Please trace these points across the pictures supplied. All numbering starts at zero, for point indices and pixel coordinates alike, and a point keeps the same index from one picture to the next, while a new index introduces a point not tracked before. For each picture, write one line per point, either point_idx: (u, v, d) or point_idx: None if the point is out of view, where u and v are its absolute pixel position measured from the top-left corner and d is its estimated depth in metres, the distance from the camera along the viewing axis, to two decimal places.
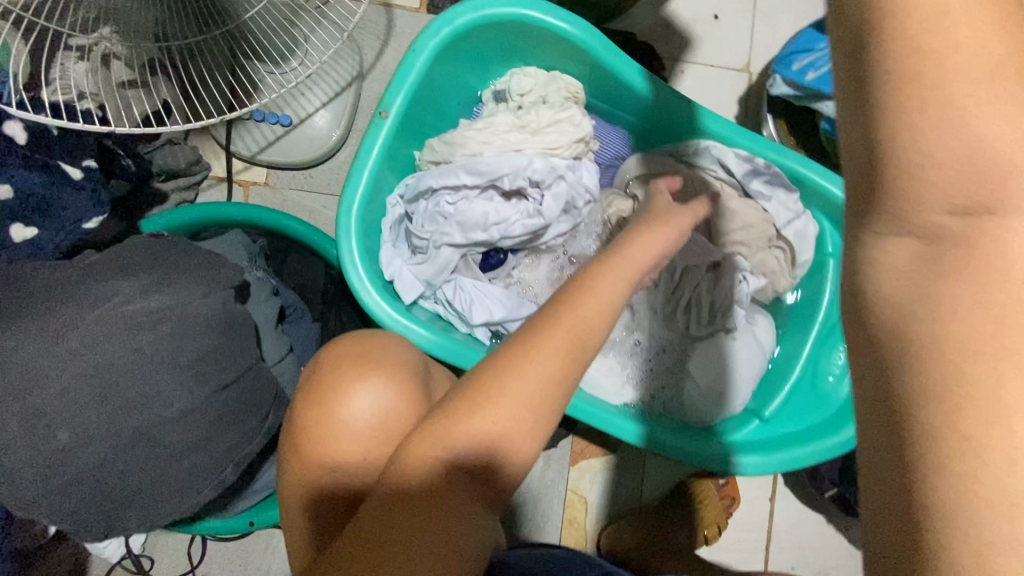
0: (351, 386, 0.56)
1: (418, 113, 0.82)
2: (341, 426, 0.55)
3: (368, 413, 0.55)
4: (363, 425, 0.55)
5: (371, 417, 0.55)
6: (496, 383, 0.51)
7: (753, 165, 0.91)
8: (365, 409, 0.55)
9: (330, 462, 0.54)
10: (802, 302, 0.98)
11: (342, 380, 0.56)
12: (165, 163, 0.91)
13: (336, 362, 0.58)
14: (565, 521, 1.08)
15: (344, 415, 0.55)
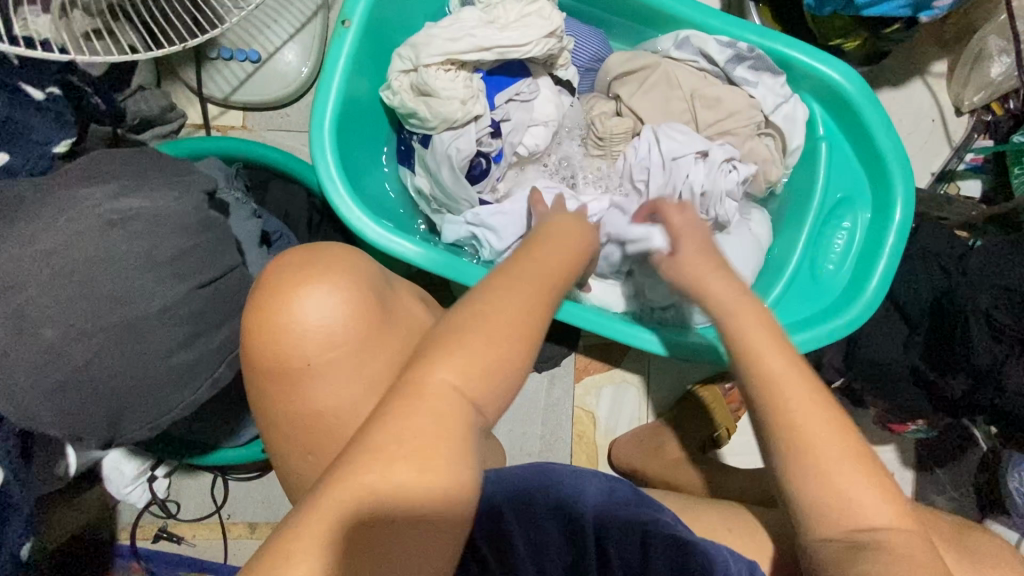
0: (297, 298, 0.54)
1: (385, 23, 0.80)
2: (295, 336, 0.54)
3: (321, 320, 0.55)
4: (316, 332, 0.54)
5: (330, 317, 0.55)
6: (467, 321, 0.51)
7: (736, 49, 0.87)
8: (315, 317, 0.54)
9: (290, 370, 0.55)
10: (798, 192, 0.95)
11: (286, 297, 0.55)
12: (139, 110, 0.90)
13: (279, 275, 0.56)
14: (574, 438, 1.09)
15: (303, 314, 0.54)
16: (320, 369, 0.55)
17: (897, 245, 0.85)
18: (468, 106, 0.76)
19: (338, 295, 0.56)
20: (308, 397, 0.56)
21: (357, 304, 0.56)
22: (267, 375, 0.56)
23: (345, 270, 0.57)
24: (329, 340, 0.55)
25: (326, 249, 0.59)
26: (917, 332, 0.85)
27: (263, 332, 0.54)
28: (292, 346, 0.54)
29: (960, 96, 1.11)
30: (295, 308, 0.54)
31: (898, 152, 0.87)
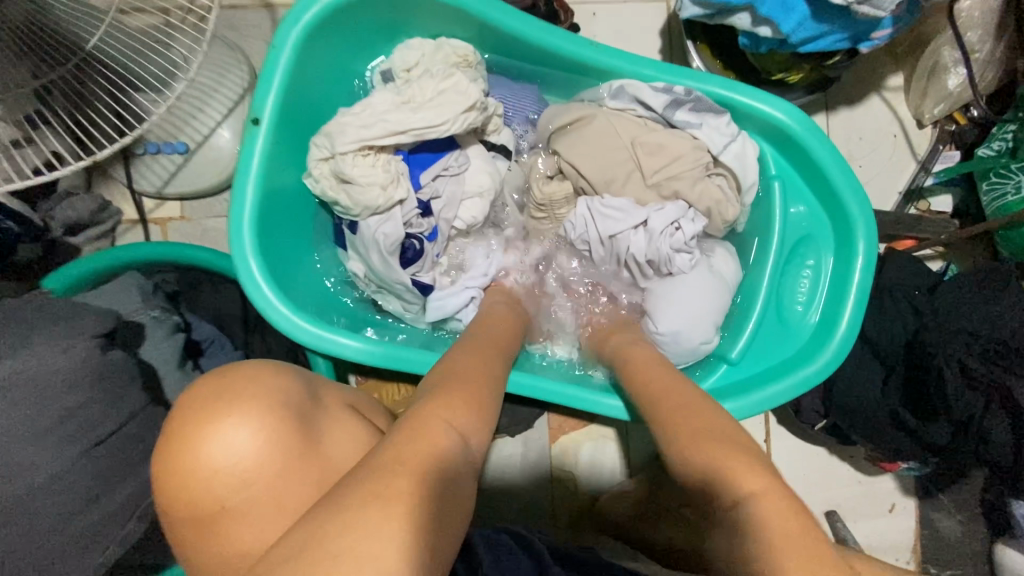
0: (208, 436, 0.47)
1: (300, 109, 0.77)
2: (210, 478, 0.47)
3: (240, 454, 0.48)
4: (236, 471, 0.47)
5: (249, 448, 0.48)
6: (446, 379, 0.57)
7: (672, 94, 0.84)
8: (234, 453, 0.47)
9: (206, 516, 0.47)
10: (756, 230, 0.91)
11: (195, 436, 0.47)
12: (66, 217, 0.87)
13: (185, 411, 0.48)
14: (555, 501, 1.05)
15: (222, 444, 0.47)
16: (245, 506, 0.47)
17: (864, 283, 0.81)
18: (389, 191, 0.73)
19: (258, 423, 0.49)
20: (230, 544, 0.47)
21: (278, 435, 0.50)
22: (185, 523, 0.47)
23: (265, 397, 0.50)
24: (249, 475, 0.48)
25: (241, 368, 0.52)
26: (892, 377, 0.80)
27: (178, 475, 0.46)
28: (209, 485, 0.46)
29: (920, 108, 1.07)
30: (210, 444, 0.47)
31: (852, 184, 0.83)
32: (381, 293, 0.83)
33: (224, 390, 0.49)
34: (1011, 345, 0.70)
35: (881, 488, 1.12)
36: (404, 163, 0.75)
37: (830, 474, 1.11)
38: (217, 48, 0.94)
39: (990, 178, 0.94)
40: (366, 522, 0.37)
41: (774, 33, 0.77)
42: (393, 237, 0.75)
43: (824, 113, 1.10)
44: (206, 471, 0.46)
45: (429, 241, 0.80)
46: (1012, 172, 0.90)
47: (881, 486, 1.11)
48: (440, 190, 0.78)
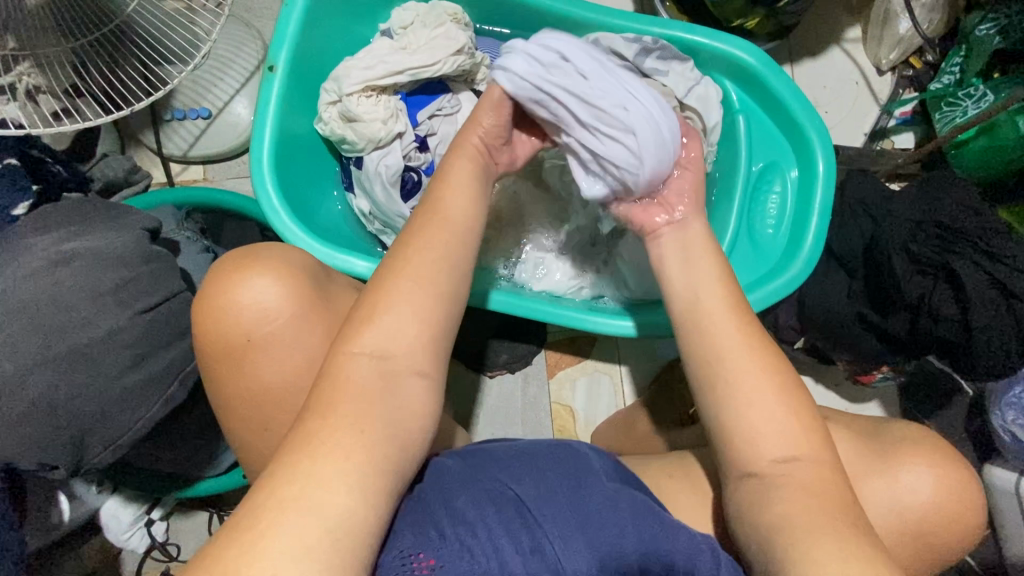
0: (232, 288, 0.58)
1: (309, 67, 0.87)
2: (232, 324, 0.58)
3: (256, 304, 0.59)
4: (251, 317, 0.58)
5: (268, 302, 0.59)
6: (399, 262, 0.58)
7: (642, 43, 0.92)
8: (251, 304, 0.58)
9: (228, 354, 0.59)
10: (726, 167, 0.99)
11: (223, 287, 0.59)
12: (104, 175, 0.98)
13: (219, 271, 0.61)
14: (555, 433, 1.11)
15: (241, 305, 0.58)
16: (268, 351, 0.59)
17: (825, 199, 0.88)
18: (389, 124, 0.83)
19: (277, 280, 0.60)
20: (251, 378, 0.59)
21: (290, 292, 0.60)
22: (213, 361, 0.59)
23: (278, 263, 0.61)
24: (267, 320, 0.59)
25: (259, 248, 0.63)
26: (856, 280, 0.87)
27: (206, 321, 0.58)
28: (233, 335, 0.58)
29: (877, 56, 1.16)
30: (231, 302, 0.58)
31: (809, 111, 0.91)
32: (385, 231, 0.92)
33: (242, 261, 0.61)
34: (953, 228, 0.77)
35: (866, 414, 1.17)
36: (403, 103, 0.86)
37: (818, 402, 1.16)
38: (233, 25, 1.05)
39: (942, 107, 1.02)
40: (311, 476, 0.46)
41: None
42: (394, 167, 0.84)
43: (789, 66, 1.19)
44: (230, 323, 0.58)
45: (427, 175, 0.88)
46: (960, 99, 0.99)
47: (867, 412, 1.16)
48: (435, 128, 0.88)
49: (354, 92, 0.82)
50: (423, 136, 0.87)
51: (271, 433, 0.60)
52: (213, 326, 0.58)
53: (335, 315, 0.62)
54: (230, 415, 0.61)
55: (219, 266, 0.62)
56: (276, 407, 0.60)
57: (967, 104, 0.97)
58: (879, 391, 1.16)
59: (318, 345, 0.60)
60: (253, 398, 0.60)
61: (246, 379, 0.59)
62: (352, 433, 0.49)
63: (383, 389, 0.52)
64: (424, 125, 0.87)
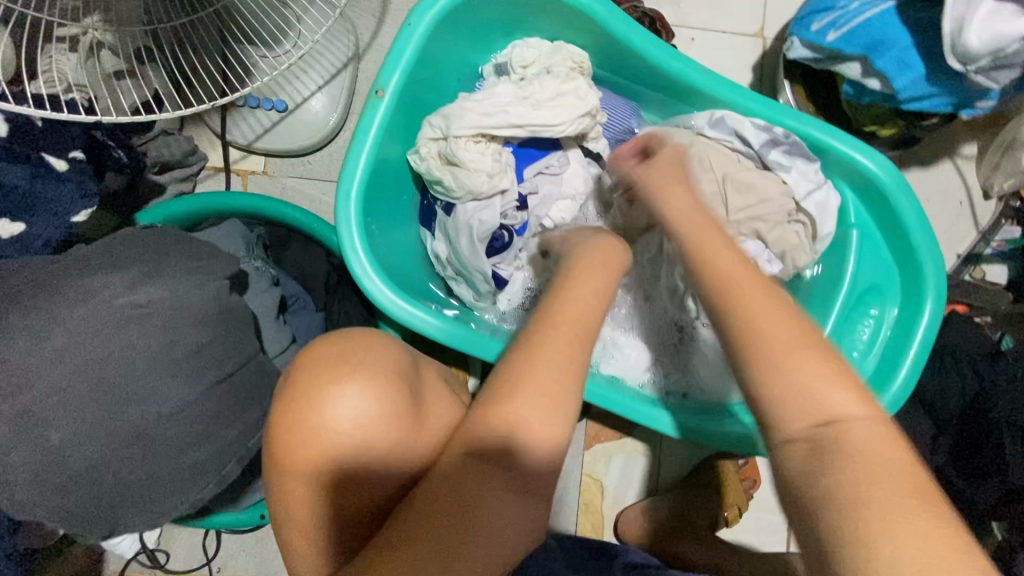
0: (323, 398, 0.51)
1: (416, 90, 0.79)
2: (321, 441, 0.51)
3: (348, 417, 0.51)
4: (341, 437, 0.51)
5: (363, 426, 0.51)
6: (525, 361, 0.51)
7: (771, 134, 0.85)
8: (343, 423, 0.51)
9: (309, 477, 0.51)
10: (825, 278, 0.92)
11: (313, 395, 0.51)
12: (159, 155, 0.88)
13: (305, 371, 0.53)
14: (580, 506, 1.07)
15: (325, 425, 0.51)
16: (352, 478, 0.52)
17: (928, 343, 0.83)
18: (494, 179, 0.75)
19: (365, 396, 0.52)
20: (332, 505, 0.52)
21: (387, 409, 0.52)
22: (289, 481, 0.52)
23: (371, 367, 0.53)
24: (360, 440, 0.51)
25: (359, 341, 0.56)
26: (943, 435, 0.82)
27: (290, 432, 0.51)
28: (317, 463, 0.51)
29: (989, 181, 1.10)
30: (315, 423, 0.51)
31: (931, 246, 0.85)
32: (456, 278, 0.84)
33: (334, 366, 0.53)
34: None
35: None
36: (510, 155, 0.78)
37: None
38: None
39: None
40: None
41: (884, 86, 0.79)
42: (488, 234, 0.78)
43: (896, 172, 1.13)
44: (316, 451, 0.51)
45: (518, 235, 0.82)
46: None
47: None
48: (538, 187, 0.81)
49: (464, 132, 0.74)
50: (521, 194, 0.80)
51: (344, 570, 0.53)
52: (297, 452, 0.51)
53: (428, 436, 0.56)
54: (289, 525, 0.53)
55: (297, 371, 0.53)
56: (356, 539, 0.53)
57: None
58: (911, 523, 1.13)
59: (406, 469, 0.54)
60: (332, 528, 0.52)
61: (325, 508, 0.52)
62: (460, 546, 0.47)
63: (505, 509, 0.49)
64: (526, 185, 0.80)
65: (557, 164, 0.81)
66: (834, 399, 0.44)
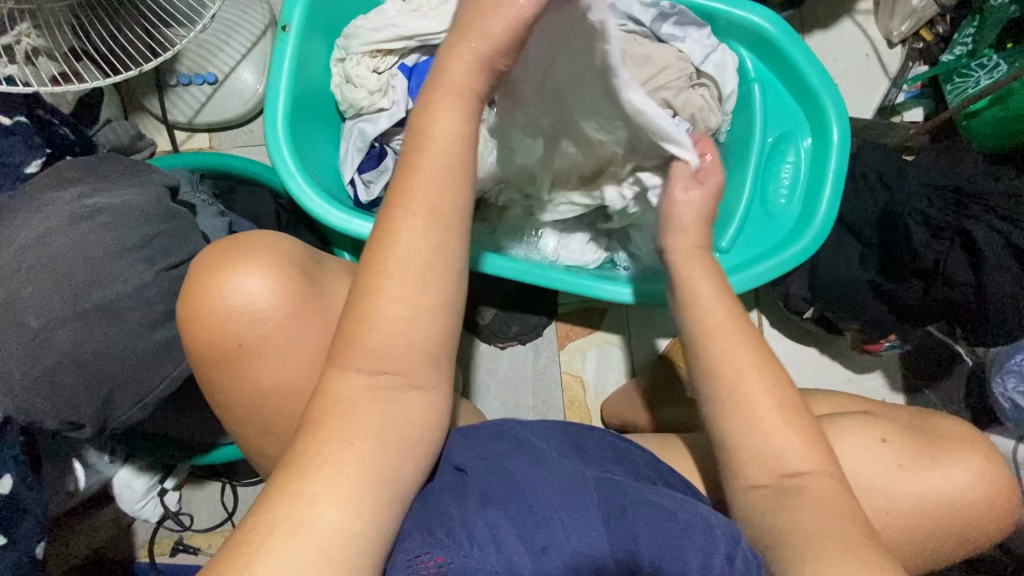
0: (219, 283, 0.57)
1: (326, 25, 0.87)
2: (222, 320, 0.58)
3: (246, 296, 0.58)
4: (241, 314, 0.58)
5: (257, 305, 0.58)
6: (383, 247, 0.52)
7: (659, 8, 0.93)
8: (240, 302, 0.58)
9: (218, 356, 0.59)
10: (739, 137, 0.99)
11: (207, 283, 0.57)
12: (108, 141, 0.95)
13: (199, 262, 0.59)
14: (566, 404, 1.13)
15: (227, 308, 0.58)
16: (263, 357, 0.60)
17: (839, 167, 0.89)
18: (375, 97, 0.84)
19: (265, 279, 0.59)
20: (251, 377, 0.60)
21: (282, 287, 0.59)
22: (205, 364, 0.59)
23: (266, 253, 0.61)
24: (261, 317, 0.58)
25: (250, 239, 0.62)
26: (869, 249, 0.88)
27: (194, 317, 0.58)
28: (223, 342, 0.58)
29: (888, 28, 1.15)
30: (221, 305, 0.58)
31: (823, 77, 0.91)
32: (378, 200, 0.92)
33: (226, 257, 0.59)
34: (965, 193, 0.82)
35: (869, 386, 1.19)
36: (402, 77, 0.85)
37: (823, 374, 1.18)
38: None
39: (953, 79, 1.02)
40: (310, 513, 0.45)
41: None
42: (385, 171, 0.87)
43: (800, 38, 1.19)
44: (219, 330, 0.58)
45: None
46: (973, 70, 1.00)
47: (869, 382, 1.19)
48: None
49: (363, 43, 0.83)
50: (417, 112, 0.87)
51: (274, 433, 0.62)
52: (203, 331, 0.57)
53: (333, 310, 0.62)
54: (233, 400, 0.62)
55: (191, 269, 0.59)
56: (276, 406, 0.61)
57: (980, 75, 0.98)
58: (882, 362, 1.19)
59: (315, 347, 0.61)
60: (252, 399, 0.61)
61: (242, 380, 0.60)
62: (347, 437, 0.49)
63: (389, 403, 0.51)
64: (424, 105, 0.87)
65: None
66: (784, 452, 0.57)
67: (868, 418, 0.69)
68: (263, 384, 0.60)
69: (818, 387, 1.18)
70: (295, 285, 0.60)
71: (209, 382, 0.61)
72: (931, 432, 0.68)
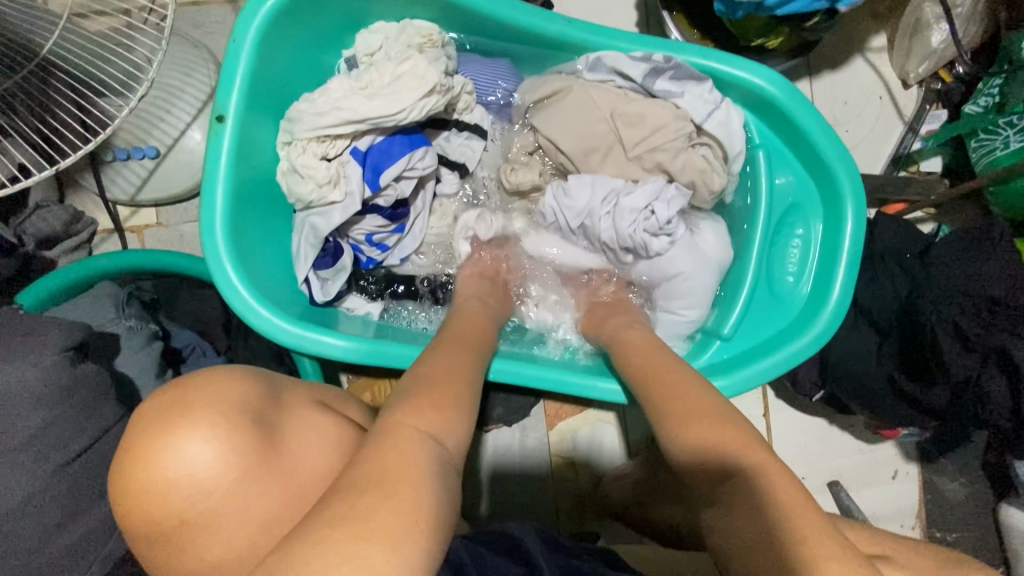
0: (161, 455, 0.53)
1: (271, 100, 0.76)
2: (167, 491, 0.54)
3: (194, 463, 0.54)
4: (188, 484, 0.54)
5: (206, 473, 0.55)
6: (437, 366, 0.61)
7: (651, 62, 0.81)
8: (188, 472, 0.54)
9: (158, 531, 0.55)
10: (742, 206, 0.89)
11: (148, 453, 0.53)
12: (38, 230, 0.86)
13: (138, 428, 0.55)
14: (556, 487, 1.05)
15: (171, 480, 0.54)
16: (211, 528, 0.56)
17: (855, 249, 0.79)
18: (324, 190, 0.74)
19: (214, 442, 0.55)
20: (194, 551, 0.56)
21: (233, 450, 0.56)
22: (145, 538, 0.55)
23: (218, 408, 0.57)
24: (209, 486, 0.55)
25: (206, 384, 0.59)
26: (887, 342, 0.79)
27: (132, 493, 0.54)
28: (165, 517, 0.54)
29: (905, 68, 1.04)
30: (164, 477, 0.54)
31: (836, 145, 0.80)
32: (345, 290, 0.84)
33: (169, 420, 0.55)
34: (1005, 301, 0.71)
35: (881, 457, 1.11)
36: (355, 163, 0.75)
37: (832, 445, 1.10)
38: (179, 46, 0.92)
39: (978, 136, 0.92)
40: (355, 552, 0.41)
41: None
42: (343, 269, 0.79)
43: (807, 79, 1.09)
44: (161, 504, 0.54)
45: (380, 252, 0.84)
46: (1000, 128, 0.89)
47: (882, 452, 1.11)
48: (400, 191, 0.78)
49: (308, 127, 0.73)
50: (378, 199, 0.78)
51: None
52: (143, 506, 0.53)
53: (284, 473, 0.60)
54: (170, 575, 0.58)
55: (127, 437, 0.55)
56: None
57: (1009, 134, 0.88)
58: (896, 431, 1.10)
59: (267, 511, 0.58)
60: (195, 574, 0.57)
61: (186, 555, 0.56)
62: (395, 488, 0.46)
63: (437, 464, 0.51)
64: (385, 190, 0.78)
65: (420, 168, 0.78)
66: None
67: (889, 572, 0.61)
68: (210, 559, 0.57)
69: (827, 460, 1.10)
70: (246, 447, 0.57)
71: (143, 555, 0.57)
72: None
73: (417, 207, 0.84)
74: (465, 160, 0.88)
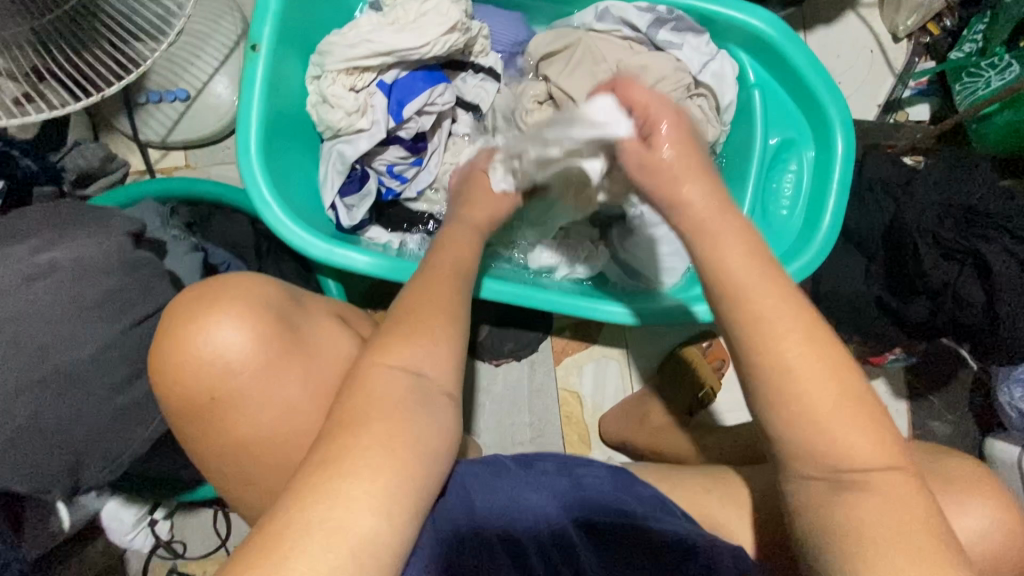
0: (192, 335, 0.59)
1: (298, 40, 0.81)
2: (198, 369, 0.59)
3: (221, 345, 0.59)
4: (216, 363, 0.59)
5: (232, 355, 0.59)
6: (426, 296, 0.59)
7: (655, 13, 0.88)
8: (216, 352, 0.59)
9: (193, 408, 0.60)
10: (739, 146, 0.94)
11: (180, 334, 0.59)
12: (76, 163, 0.90)
13: (175, 314, 0.60)
14: (563, 419, 1.10)
15: (201, 358, 0.59)
16: (239, 408, 0.61)
17: (844, 178, 0.84)
18: (353, 117, 0.80)
19: (239, 327, 0.60)
20: (225, 431, 0.61)
21: (256, 335, 0.60)
22: (181, 416, 0.61)
23: (240, 299, 0.62)
24: (234, 367, 0.60)
25: (228, 282, 0.63)
26: (874, 263, 0.85)
27: (168, 370, 0.59)
28: (198, 393, 0.59)
29: (894, 22, 1.10)
30: (197, 356, 0.59)
31: (828, 83, 0.86)
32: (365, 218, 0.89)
33: (200, 304, 0.60)
34: (976, 212, 0.78)
35: None
36: (381, 94, 0.81)
37: None
38: None
39: (963, 78, 0.97)
40: (337, 489, 0.44)
41: None
42: (368, 195, 0.85)
43: (801, 34, 1.14)
44: (193, 381, 0.59)
45: (398, 183, 0.89)
46: (983, 70, 0.95)
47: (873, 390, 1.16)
48: (421, 125, 0.84)
49: (338, 59, 0.78)
50: (401, 131, 0.84)
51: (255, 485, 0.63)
52: (179, 381, 0.59)
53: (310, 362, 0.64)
54: (207, 454, 0.63)
55: (165, 321, 0.60)
56: (261, 457, 0.62)
57: (991, 75, 0.93)
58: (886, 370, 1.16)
59: (295, 397, 0.62)
60: (230, 453, 0.62)
61: (218, 434, 0.61)
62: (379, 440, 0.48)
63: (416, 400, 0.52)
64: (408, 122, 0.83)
65: (440, 103, 0.83)
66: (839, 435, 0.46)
67: None
68: (241, 438, 0.61)
69: None
70: (269, 334, 0.61)
71: (186, 433, 0.62)
72: (944, 472, 0.65)
73: (434, 143, 0.90)
74: (479, 101, 0.92)
